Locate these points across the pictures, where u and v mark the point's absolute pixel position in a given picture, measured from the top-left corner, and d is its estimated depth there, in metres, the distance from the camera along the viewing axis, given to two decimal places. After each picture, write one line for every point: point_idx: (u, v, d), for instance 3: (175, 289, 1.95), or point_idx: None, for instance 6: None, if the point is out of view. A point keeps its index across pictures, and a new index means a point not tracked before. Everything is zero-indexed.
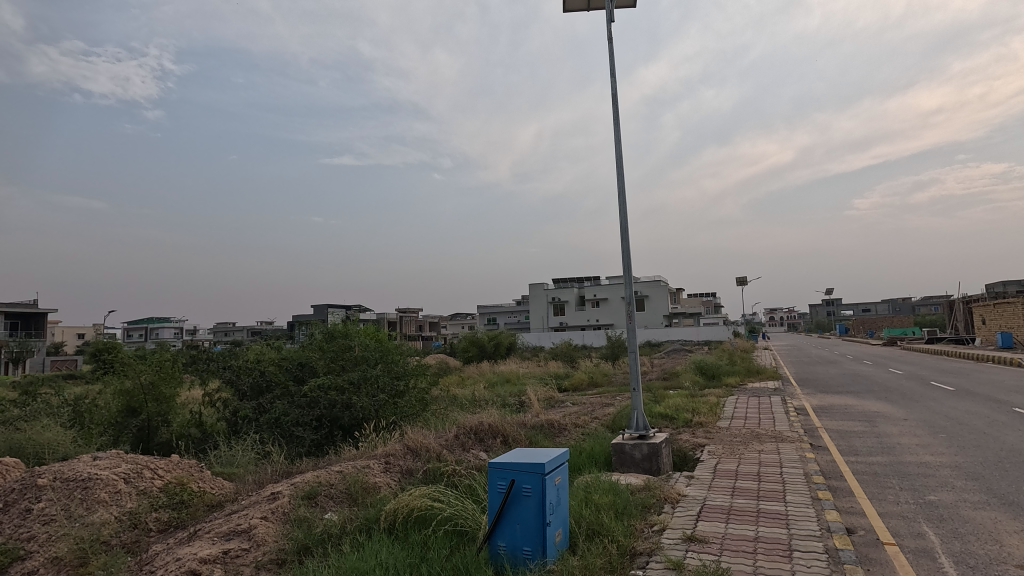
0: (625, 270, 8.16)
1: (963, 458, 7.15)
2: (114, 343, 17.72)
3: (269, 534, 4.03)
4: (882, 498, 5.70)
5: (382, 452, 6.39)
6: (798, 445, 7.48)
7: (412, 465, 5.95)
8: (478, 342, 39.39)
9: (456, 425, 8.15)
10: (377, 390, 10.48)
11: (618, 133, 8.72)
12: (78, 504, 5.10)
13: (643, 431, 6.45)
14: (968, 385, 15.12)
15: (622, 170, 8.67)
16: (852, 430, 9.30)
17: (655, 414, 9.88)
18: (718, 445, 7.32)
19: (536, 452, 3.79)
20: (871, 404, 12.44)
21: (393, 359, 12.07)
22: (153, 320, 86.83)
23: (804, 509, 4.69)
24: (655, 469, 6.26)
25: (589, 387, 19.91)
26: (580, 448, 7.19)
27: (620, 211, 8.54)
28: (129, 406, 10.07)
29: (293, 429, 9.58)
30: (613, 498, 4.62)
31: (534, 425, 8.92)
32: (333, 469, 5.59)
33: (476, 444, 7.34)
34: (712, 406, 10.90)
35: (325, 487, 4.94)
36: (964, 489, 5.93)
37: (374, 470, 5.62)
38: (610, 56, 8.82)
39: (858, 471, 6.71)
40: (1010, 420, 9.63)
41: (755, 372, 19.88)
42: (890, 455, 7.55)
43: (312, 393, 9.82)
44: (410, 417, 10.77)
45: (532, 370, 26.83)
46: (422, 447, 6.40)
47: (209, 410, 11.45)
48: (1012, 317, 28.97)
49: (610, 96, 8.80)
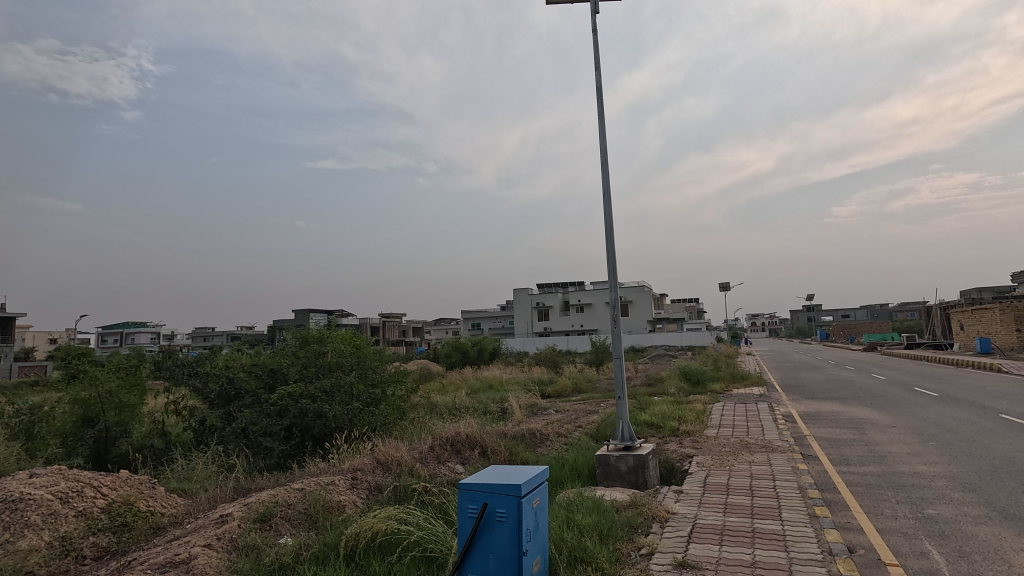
0: (610, 273, 7.81)
1: (956, 468, 6.92)
2: (80, 348, 16.95)
3: (211, 565, 3.57)
4: (880, 512, 5.40)
5: (349, 466, 5.95)
6: (790, 455, 7.19)
7: (382, 480, 5.52)
8: (461, 348, 38.72)
9: (432, 435, 7.71)
10: (352, 398, 9.99)
11: (603, 130, 8.43)
12: (4, 530, 4.58)
13: (629, 442, 6.10)
14: (953, 390, 15.01)
15: (606, 168, 8.37)
16: (841, 438, 9.07)
17: (640, 423, 9.54)
18: (706, 456, 7.00)
19: (512, 470, 3.40)
20: (857, 410, 12.25)
21: (371, 366, 11.61)
22: (129, 325, 84.53)
23: (802, 528, 4.36)
24: (642, 483, 5.91)
25: (573, 393, 19.52)
26: (563, 460, 6.83)
27: (605, 212, 8.24)
28: (85, 416, 9.47)
29: (261, 439, 9.12)
30: (597, 519, 4.26)
31: (515, 434, 8.51)
32: (293, 485, 5.12)
33: (453, 456, 6.95)
34: (698, 413, 10.58)
35: (282, 507, 4.50)
36: (962, 501, 5.66)
37: (339, 487, 5.17)
38: (594, 50, 8.53)
39: (851, 483, 6.42)
40: (999, 427, 9.44)
41: (740, 378, 19.62)
42: (882, 465, 7.30)
43: (282, 401, 9.34)
44: (386, 426, 10.29)
45: (514, 376, 26.24)
46: (393, 460, 5.99)
47: (173, 419, 10.86)
48: (990, 322, 29.25)
49: (595, 91, 8.51)
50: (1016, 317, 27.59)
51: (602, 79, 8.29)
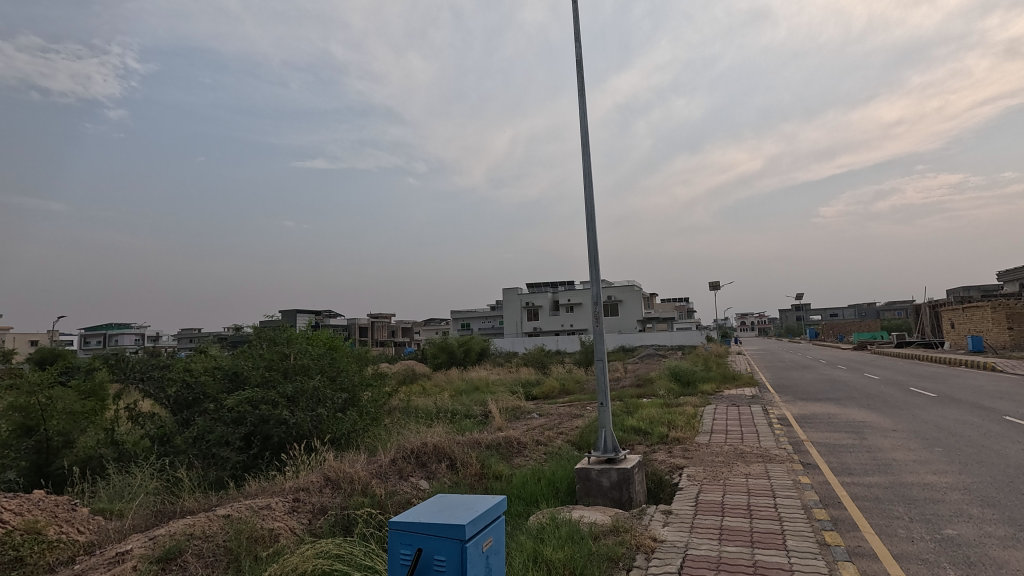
0: (592, 267, 7.19)
1: (970, 478, 6.33)
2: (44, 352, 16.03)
3: None
4: (893, 533, 4.78)
5: (293, 485, 5.22)
6: (789, 466, 6.56)
7: (329, 502, 4.82)
8: (448, 348, 38.05)
9: (395, 446, 7.00)
10: (317, 404, 9.25)
11: (584, 113, 7.97)
12: None
13: (612, 454, 5.43)
14: (950, 390, 14.54)
15: (587, 152, 7.86)
16: (840, 443, 8.51)
17: (627, 429, 8.88)
18: (698, 468, 6.35)
19: (459, 505, 2.74)
20: (855, 413, 11.67)
21: (342, 369, 10.87)
22: (112, 326, 82.75)
23: (812, 561, 3.70)
24: (626, 500, 5.25)
25: (560, 395, 18.87)
26: (540, 473, 6.15)
27: (587, 202, 7.65)
28: (25, 424, 8.59)
29: (216, 449, 8.32)
30: (570, 553, 3.59)
31: (491, 443, 7.79)
32: (221, 511, 4.38)
33: (417, 470, 6.27)
34: (688, 417, 9.92)
35: (194, 541, 3.77)
36: (983, 519, 5.05)
37: (275, 512, 4.45)
38: (574, 33, 8.13)
39: (858, 497, 5.81)
40: (1007, 431, 8.89)
41: (731, 379, 19.07)
42: (888, 475, 6.68)
43: (238, 408, 8.59)
44: (356, 434, 9.57)
45: (502, 377, 25.61)
46: (346, 478, 5.31)
47: (128, 427, 10.01)
48: (981, 320, 28.94)
49: (577, 74, 8.08)
50: (1007, 314, 27.39)
51: (583, 61, 7.85)
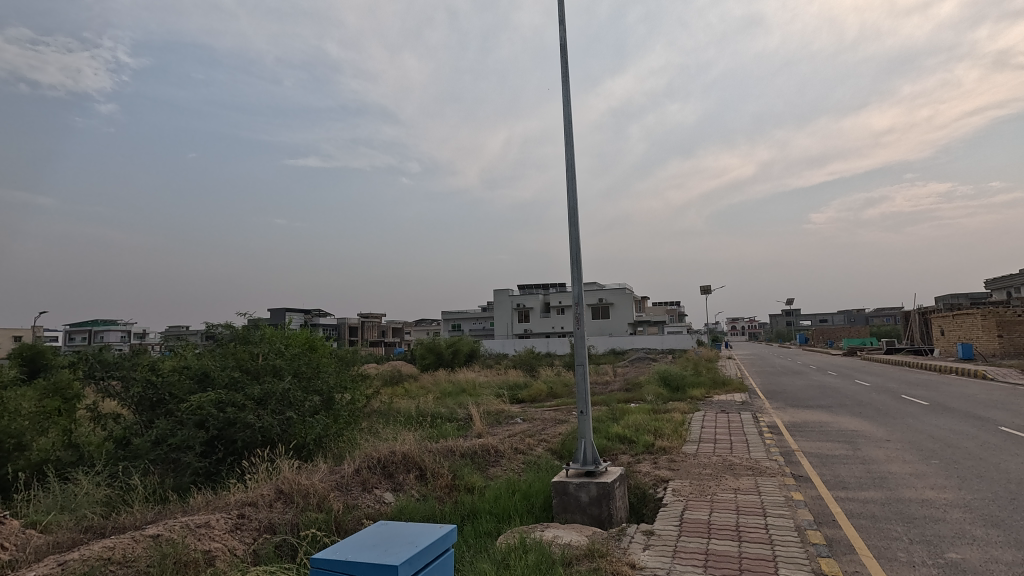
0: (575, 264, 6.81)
1: (970, 495, 5.98)
2: (22, 347, 15.78)
3: None
4: (893, 557, 4.40)
5: (242, 498, 4.76)
6: (781, 481, 6.17)
7: (277, 520, 4.37)
8: (437, 349, 37.61)
9: (362, 454, 6.54)
10: (287, 406, 8.78)
11: (568, 105, 7.63)
12: None
13: (592, 466, 5.03)
14: (943, 399, 14.25)
15: (571, 145, 7.50)
16: (833, 454, 8.16)
17: (611, 436, 8.49)
18: (684, 481, 5.95)
19: (397, 538, 2.32)
20: (847, 421, 11.35)
21: (317, 369, 10.39)
22: (97, 322, 81.59)
23: None
24: (605, 517, 4.85)
25: (547, 398, 18.47)
26: (515, 485, 5.72)
27: (571, 197, 7.29)
28: None
29: (175, 453, 7.83)
30: None
31: (467, 451, 7.35)
32: (150, 530, 3.91)
33: (383, 481, 5.83)
34: (676, 425, 9.54)
35: (110, 567, 3.33)
36: (987, 542, 4.68)
37: (214, 530, 3.99)
38: (560, 22, 7.78)
39: (853, 514, 5.44)
40: (1004, 443, 8.58)
41: (721, 384, 18.73)
42: (884, 490, 6.31)
43: (201, 409, 8.07)
44: (326, 439, 9.11)
45: (491, 379, 25.19)
46: (301, 490, 4.86)
47: (88, 428, 9.46)
48: (971, 328, 28.88)
49: (561, 64, 7.73)
50: (998, 322, 27.21)
51: (567, 51, 7.53)
